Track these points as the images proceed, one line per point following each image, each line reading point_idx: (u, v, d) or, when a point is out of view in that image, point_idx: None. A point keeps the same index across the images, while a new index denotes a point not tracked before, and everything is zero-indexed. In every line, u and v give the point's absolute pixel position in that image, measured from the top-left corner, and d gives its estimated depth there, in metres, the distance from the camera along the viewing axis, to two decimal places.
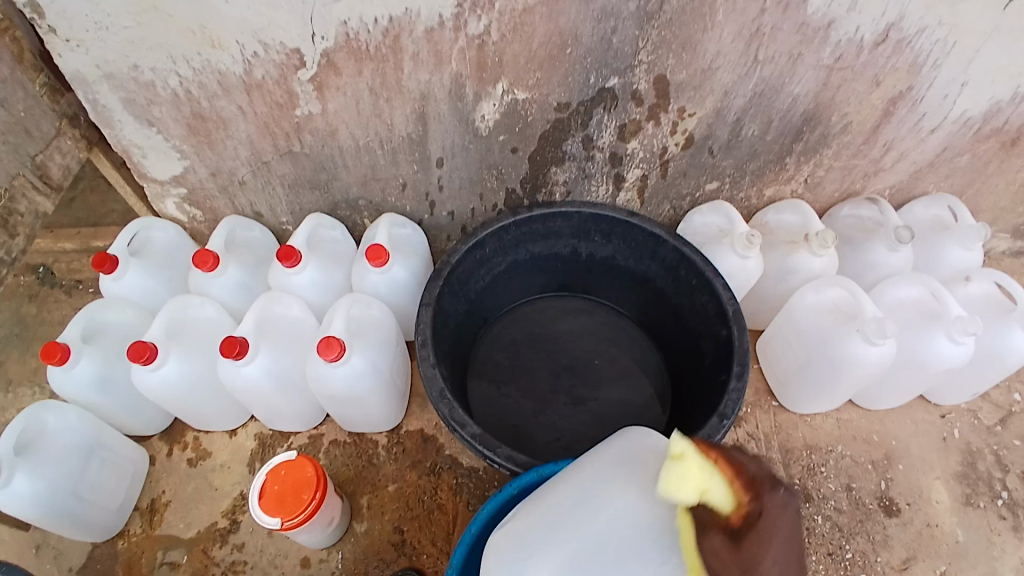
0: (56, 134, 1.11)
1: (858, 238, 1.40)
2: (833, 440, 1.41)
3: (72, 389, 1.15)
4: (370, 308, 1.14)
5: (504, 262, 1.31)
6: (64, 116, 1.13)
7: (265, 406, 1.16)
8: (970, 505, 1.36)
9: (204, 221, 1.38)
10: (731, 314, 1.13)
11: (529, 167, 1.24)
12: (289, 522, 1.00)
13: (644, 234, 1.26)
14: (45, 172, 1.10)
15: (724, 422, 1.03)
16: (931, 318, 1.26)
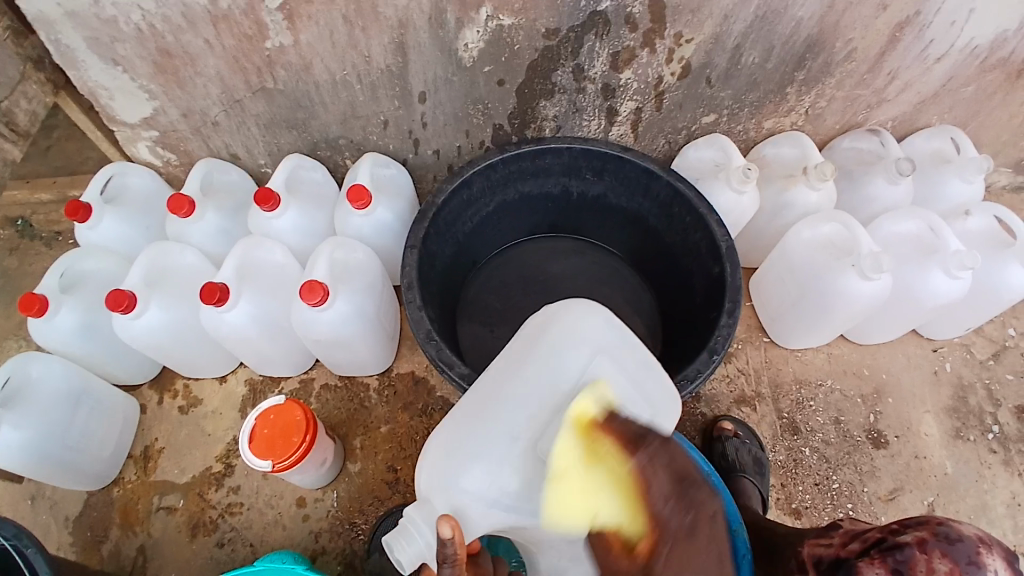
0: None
1: (858, 171, 1.36)
2: (823, 375, 1.42)
3: (54, 342, 1.13)
4: (354, 252, 1.10)
5: (492, 203, 1.27)
6: (29, 61, 1.06)
7: (252, 353, 1.15)
8: (959, 437, 1.39)
9: (181, 165, 1.32)
10: (725, 251, 1.11)
11: (516, 101, 1.18)
12: (279, 465, 1.01)
13: (637, 170, 1.21)
14: (11, 119, 1.03)
15: (713, 359, 1.01)
16: (926, 253, 1.24)
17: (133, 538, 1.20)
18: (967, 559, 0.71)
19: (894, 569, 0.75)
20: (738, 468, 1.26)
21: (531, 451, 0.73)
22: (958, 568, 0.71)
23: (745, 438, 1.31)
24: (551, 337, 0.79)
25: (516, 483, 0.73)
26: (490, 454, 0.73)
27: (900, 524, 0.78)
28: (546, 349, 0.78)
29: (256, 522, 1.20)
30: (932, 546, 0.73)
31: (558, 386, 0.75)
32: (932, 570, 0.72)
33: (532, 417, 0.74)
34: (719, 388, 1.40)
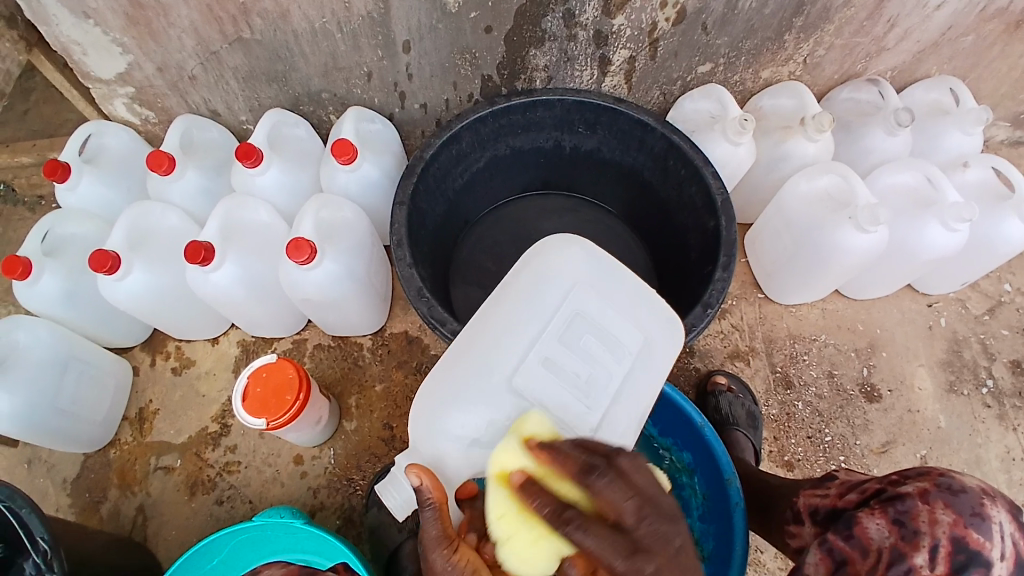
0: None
1: (856, 123, 1.33)
2: (818, 330, 1.41)
3: (40, 305, 1.11)
4: (342, 209, 1.08)
5: (483, 158, 1.24)
6: None
7: (242, 314, 1.13)
8: (953, 392, 1.39)
9: (159, 122, 1.28)
10: (720, 204, 1.08)
11: (505, 49, 1.14)
12: (274, 423, 1.01)
13: (631, 122, 1.17)
14: None
15: (708, 312, 1.00)
16: (926, 205, 1.21)
17: (132, 498, 1.21)
18: (970, 510, 0.71)
19: (895, 519, 0.73)
20: (731, 421, 1.27)
21: (520, 380, 0.73)
22: (962, 519, 0.71)
23: (738, 392, 1.31)
24: (542, 272, 0.79)
25: (509, 417, 0.72)
26: (477, 391, 0.72)
27: (900, 475, 0.79)
28: (537, 284, 0.78)
29: (253, 480, 1.21)
30: (935, 497, 0.73)
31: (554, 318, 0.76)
32: (935, 520, 0.71)
33: (520, 348, 0.74)
34: (714, 344, 1.40)
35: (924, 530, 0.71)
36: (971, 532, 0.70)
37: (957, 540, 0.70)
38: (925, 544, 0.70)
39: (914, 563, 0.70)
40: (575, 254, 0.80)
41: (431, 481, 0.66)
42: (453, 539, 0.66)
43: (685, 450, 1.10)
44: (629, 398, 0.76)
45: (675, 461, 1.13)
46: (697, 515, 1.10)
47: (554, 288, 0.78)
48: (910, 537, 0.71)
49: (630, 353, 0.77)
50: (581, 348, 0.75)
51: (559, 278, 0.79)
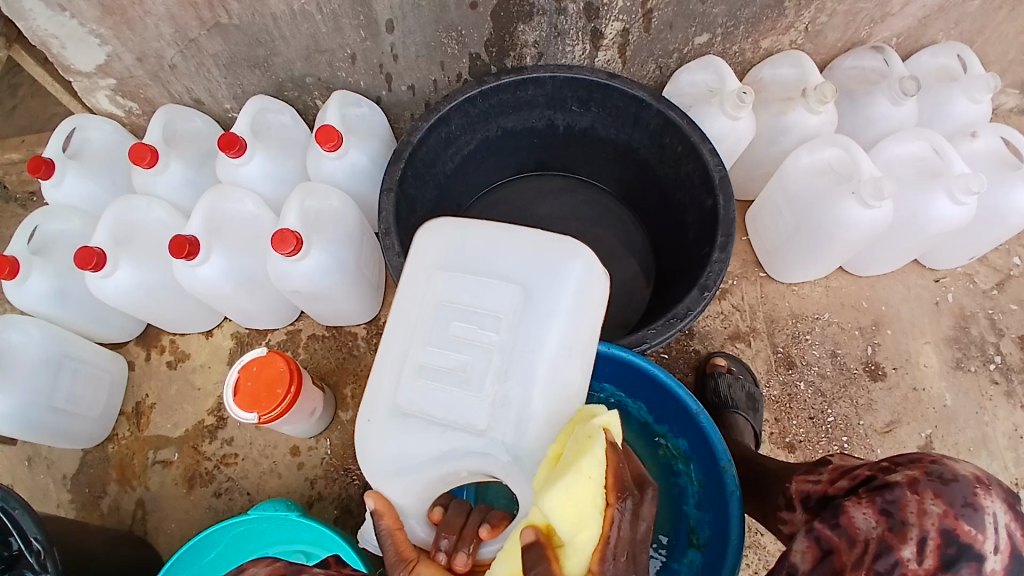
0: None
1: (860, 92, 1.29)
2: (820, 308, 1.39)
3: (32, 304, 1.11)
4: (328, 199, 1.05)
5: (474, 140, 1.20)
6: None
7: (232, 307, 1.12)
8: (960, 368, 1.37)
9: (143, 114, 1.26)
10: (718, 181, 1.04)
11: (492, 25, 1.10)
12: (266, 417, 1.00)
13: (625, 98, 1.13)
14: None
15: (705, 296, 0.97)
16: (932, 177, 1.17)
17: (132, 493, 1.21)
18: (962, 500, 0.68)
19: (883, 509, 0.71)
20: (730, 404, 1.25)
21: (404, 400, 0.69)
22: (952, 510, 0.67)
23: (738, 373, 1.29)
24: (424, 272, 0.74)
25: (402, 440, 0.69)
26: (371, 429, 0.71)
27: (891, 462, 0.75)
28: (417, 284, 0.74)
29: (252, 471, 1.20)
30: (925, 486, 0.70)
31: (438, 317, 0.71)
32: (924, 512, 0.68)
33: (424, 352, 0.70)
34: (713, 325, 1.38)
35: (912, 522, 0.68)
36: (962, 523, 0.66)
37: (947, 532, 0.66)
38: (914, 536, 0.67)
39: (901, 556, 0.67)
40: (455, 235, 0.74)
41: (388, 509, 0.65)
42: (412, 560, 0.62)
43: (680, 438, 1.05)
44: (533, 372, 0.67)
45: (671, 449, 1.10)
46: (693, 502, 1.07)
47: (430, 281, 0.73)
48: (898, 528, 0.69)
49: (549, 307, 0.69)
50: (466, 337, 0.70)
51: (434, 270, 0.73)
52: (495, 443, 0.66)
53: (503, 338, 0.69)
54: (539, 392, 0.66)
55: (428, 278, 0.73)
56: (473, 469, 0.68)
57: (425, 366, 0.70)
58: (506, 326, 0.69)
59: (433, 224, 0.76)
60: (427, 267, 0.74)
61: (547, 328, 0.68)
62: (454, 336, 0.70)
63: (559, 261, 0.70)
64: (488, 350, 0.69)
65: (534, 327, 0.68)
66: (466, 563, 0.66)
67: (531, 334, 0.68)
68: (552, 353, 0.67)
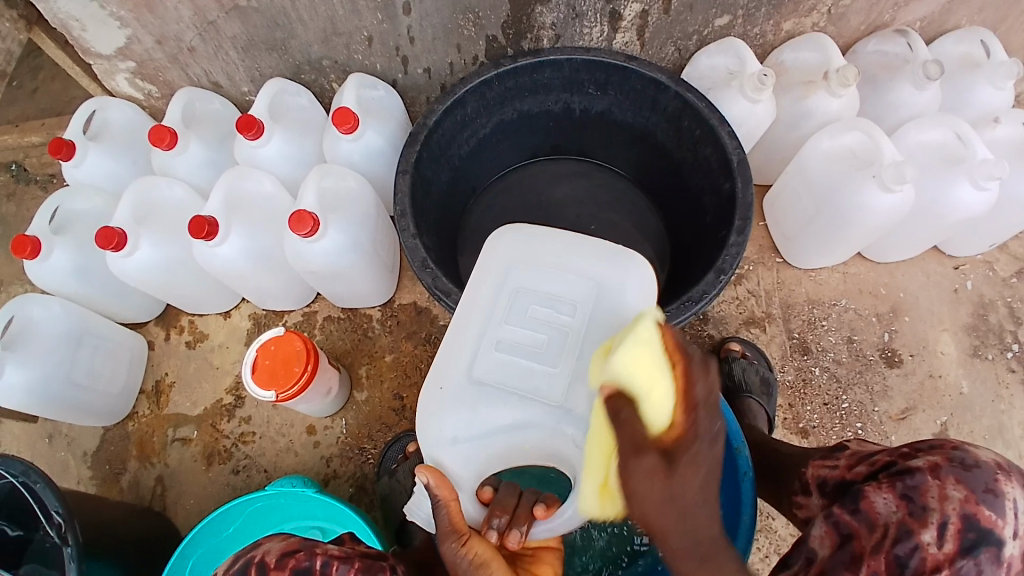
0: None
1: (883, 76, 1.27)
2: (837, 294, 1.37)
3: (54, 282, 1.13)
4: (344, 180, 1.06)
5: (489, 123, 1.20)
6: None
7: (250, 287, 1.13)
8: (977, 356, 1.35)
9: (162, 96, 1.27)
10: (736, 165, 1.03)
11: (509, 8, 1.09)
12: (283, 395, 1.01)
13: (643, 80, 1.12)
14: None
15: (721, 278, 0.96)
16: (955, 162, 1.15)
17: (152, 468, 1.24)
18: (983, 486, 0.68)
19: (904, 494, 0.70)
20: (744, 388, 1.25)
21: (479, 376, 0.72)
22: (974, 496, 0.67)
23: (753, 358, 1.29)
24: (505, 258, 0.77)
25: (477, 413, 0.71)
26: (444, 397, 0.72)
27: (911, 448, 0.75)
28: (496, 269, 0.77)
29: (268, 449, 1.22)
30: (946, 472, 0.70)
31: (517, 301, 0.75)
32: (945, 496, 0.68)
33: (502, 333, 0.73)
34: (728, 311, 1.37)
35: (933, 507, 0.68)
36: (983, 509, 0.66)
37: (967, 517, 0.66)
38: (934, 521, 0.67)
39: (921, 540, 0.67)
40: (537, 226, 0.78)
41: (440, 480, 0.68)
42: (463, 532, 0.66)
43: None
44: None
45: None
46: None
47: (513, 265, 0.76)
48: (918, 514, 0.68)
49: (623, 304, 0.73)
50: (541, 323, 0.73)
51: (516, 255, 0.77)
52: (566, 420, 0.70)
53: (579, 326, 0.72)
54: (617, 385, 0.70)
55: (507, 265, 0.76)
56: (538, 447, 0.72)
57: (504, 349, 0.73)
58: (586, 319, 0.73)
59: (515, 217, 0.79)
60: (506, 254, 0.77)
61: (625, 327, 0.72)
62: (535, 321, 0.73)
63: (632, 263, 0.74)
64: (565, 337, 0.72)
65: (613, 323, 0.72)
66: (518, 542, 0.67)
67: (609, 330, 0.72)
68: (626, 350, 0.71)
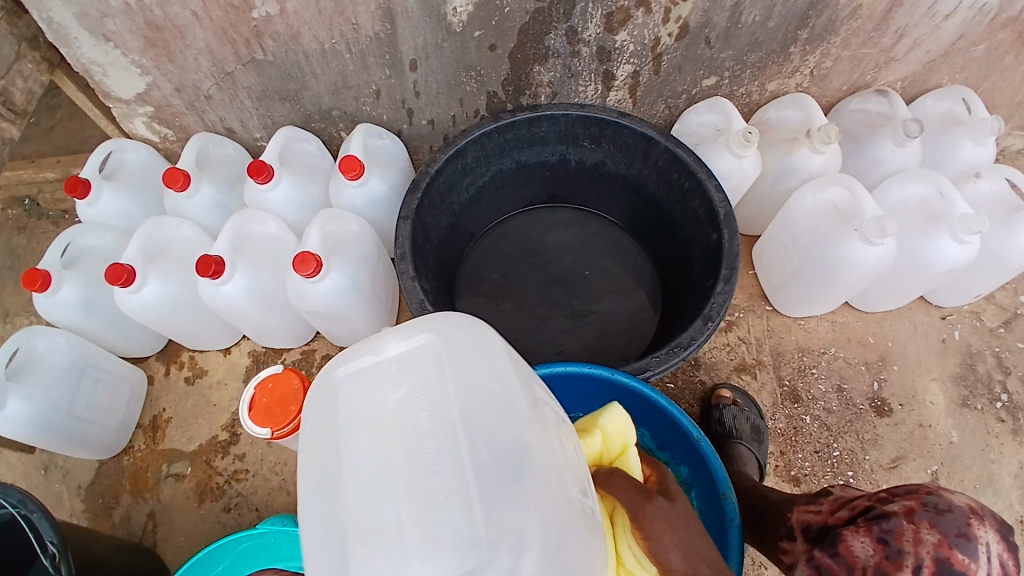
0: (15, 57, 1.14)
1: (864, 133, 1.34)
2: (826, 343, 1.41)
3: (61, 315, 1.16)
4: (347, 223, 1.10)
5: (489, 172, 1.25)
6: (23, 39, 1.15)
7: (252, 324, 1.16)
8: (966, 407, 1.37)
9: (177, 139, 1.33)
10: (723, 217, 1.08)
11: (510, 67, 1.16)
12: (279, 432, 1.03)
13: (635, 136, 1.18)
14: (7, 98, 1.13)
15: (709, 325, 1.00)
16: (933, 218, 1.21)
17: (144, 504, 1.24)
18: (955, 530, 0.67)
19: (880, 537, 0.71)
20: (734, 434, 1.27)
21: None
22: (946, 540, 0.67)
23: (744, 406, 1.31)
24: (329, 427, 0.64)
25: None
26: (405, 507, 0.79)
27: (889, 493, 0.75)
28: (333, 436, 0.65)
29: (261, 487, 1.23)
30: (920, 516, 0.69)
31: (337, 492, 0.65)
32: (919, 540, 0.68)
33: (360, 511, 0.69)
34: (720, 357, 1.40)
35: (908, 550, 0.68)
36: (956, 553, 0.66)
37: (941, 561, 0.66)
38: (909, 564, 0.67)
39: None
40: (476, 367, 0.62)
41: None
42: None
43: (682, 465, 1.07)
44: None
45: None
46: None
47: (418, 397, 0.59)
48: (894, 556, 0.69)
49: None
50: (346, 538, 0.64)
51: (419, 394, 0.60)
52: None
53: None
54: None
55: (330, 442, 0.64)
56: None
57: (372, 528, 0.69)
58: (422, 517, 0.55)
59: (465, 341, 0.63)
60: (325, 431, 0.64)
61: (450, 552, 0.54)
62: (371, 473, 0.57)
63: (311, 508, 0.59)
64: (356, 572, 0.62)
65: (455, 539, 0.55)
66: None
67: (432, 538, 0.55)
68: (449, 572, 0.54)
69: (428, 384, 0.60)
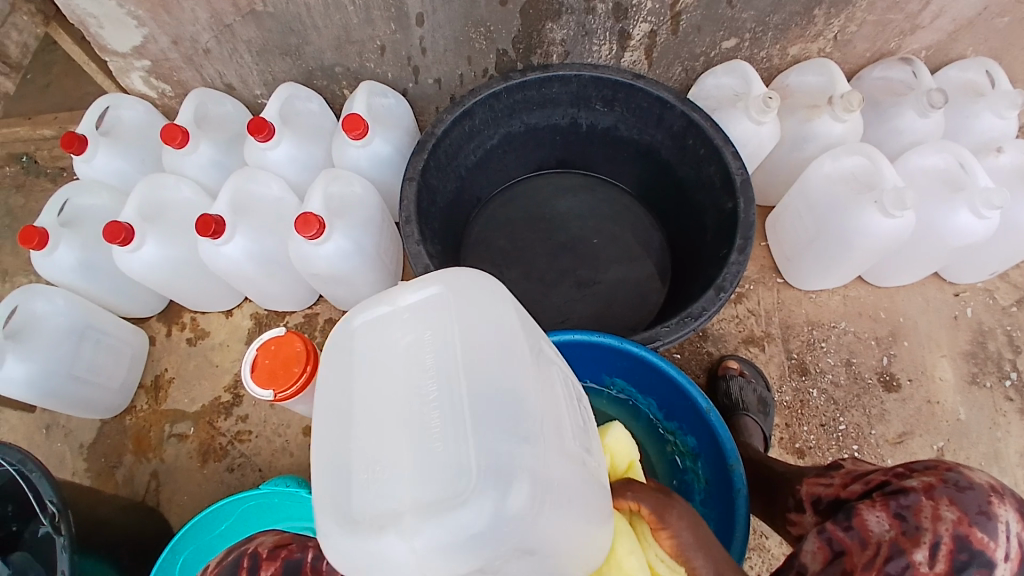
0: (9, 10, 1.19)
1: (885, 102, 1.29)
2: (836, 317, 1.38)
3: (58, 275, 1.14)
4: (352, 185, 1.07)
5: (497, 134, 1.21)
6: None
7: (255, 287, 1.14)
8: (975, 384, 1.35)
9: (175, 96, 1.29)
10: (739, 184, 1.04)
11: (520, 22, 1.11)
12: (282, 394, 1.02)
13: (650, 99, 1.13)
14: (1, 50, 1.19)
15: (721, 296, 0.97)
16: (953, 191, 1.17)
17: (147, 464, 1.24)
18: (976, 508, 0.64)
19: (896, 513, 0.68)
20: (741, 406, 1.26)
21: None
22: (966, 518, 0.64)
23: (750, 376, 1.29)
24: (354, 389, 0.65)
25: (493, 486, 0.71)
26: None
27: (906, 468, 0.72)
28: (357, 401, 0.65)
29: (264, 448, 1.23)
30: (940, 492, 0.66)
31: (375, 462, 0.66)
32: (937, 517, 0.65)
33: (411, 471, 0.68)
34: (727, 328, 1.38)
35: (926, 526, 0.65)
36: (976, 531, 0.63)
37: (960, 539, 0.63)
38: (927, 540, 0.64)
39: (913, 559, 0.64)
40: (483, 324, 0.60)
41: None
42: None
43: (689, 435, 1.06)
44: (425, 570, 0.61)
45: (678, 446, 1.10)
46: (698, 501, 1.06)
47: (424, 342, 0.60)
48: (911, 533, 0.65)
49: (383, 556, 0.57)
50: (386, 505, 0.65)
51: (427, 339, 0.60)
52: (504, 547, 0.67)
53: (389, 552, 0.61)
54: (406, 561, 0.54)
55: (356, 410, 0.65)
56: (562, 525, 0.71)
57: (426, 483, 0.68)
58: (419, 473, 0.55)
59: (468, 296, 0.63)
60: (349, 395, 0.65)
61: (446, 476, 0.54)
62: (378, 415, 0.58)
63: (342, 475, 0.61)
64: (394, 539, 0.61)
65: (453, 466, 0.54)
66: None
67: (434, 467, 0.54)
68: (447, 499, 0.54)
69: (432, 339, 0.60)
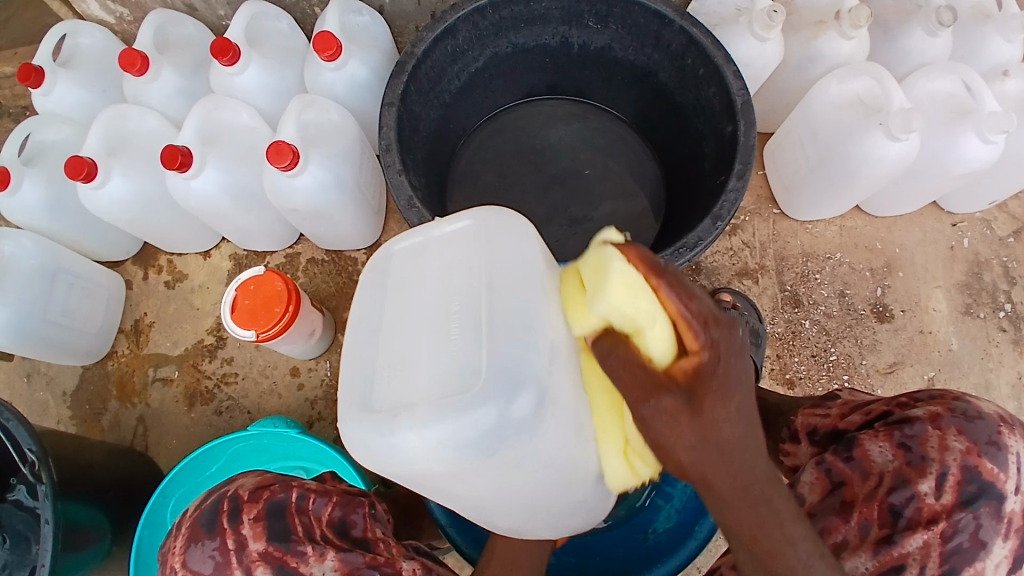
0: None
1: (895, 21, 1.20)
2: (832, 248, 1.35)
3: (22, 214, 1.08)
4: (326, 112, 1.00)
5: (483, 57, 1.13)
6: None
7: (230, 224, 1.09)
8: (968, 314, 1.34)
9: (134, 21, 1.21)
10: (740, 106, 0.97)
11: None
12: (264, 334, 0.98)
13: (646, 14, 1.05)
14: None
15: (718, 225, 0.93)
16: (961, 115, 1.11)
17: (133, 409, 1.22)
18: (986, 438, 0.63)
19: (901, 443, 0.66)
20: None
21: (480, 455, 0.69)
22: (976, 447, 0.63)
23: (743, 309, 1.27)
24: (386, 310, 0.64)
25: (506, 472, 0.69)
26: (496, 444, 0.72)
27: (910, 398, 0.70)
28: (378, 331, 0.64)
29: (251, 391, 1.21)
30: (948, 422, 0.65)
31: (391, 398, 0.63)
32: (945, 447, 0.64)
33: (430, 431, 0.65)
34: (722, 261, 1.35)
35: (932, 457, 0.64)
36: (985, 462, 0.62)
37: (968, 469, 0.62)
38: (933, 471, 0.63)
39: (919, 490, 0.63)
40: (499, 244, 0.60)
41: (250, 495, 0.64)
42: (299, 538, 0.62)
43: None
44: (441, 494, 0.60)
45: None
46: None
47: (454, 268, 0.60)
48: (917, 463, 0.64)
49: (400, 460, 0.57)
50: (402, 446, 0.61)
51: (455, 263, 0.60)
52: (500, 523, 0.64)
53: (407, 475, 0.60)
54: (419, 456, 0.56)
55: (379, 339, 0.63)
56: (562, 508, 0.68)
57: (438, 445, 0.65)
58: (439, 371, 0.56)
59: (500, 229, 0.62)
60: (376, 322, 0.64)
61: (471, 422, 0.54)
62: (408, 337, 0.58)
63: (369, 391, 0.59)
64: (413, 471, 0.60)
65: (464, 405, 0.54)
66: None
67: (448, 411, 0.54)
68: (464, 436, 0.55)
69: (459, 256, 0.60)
